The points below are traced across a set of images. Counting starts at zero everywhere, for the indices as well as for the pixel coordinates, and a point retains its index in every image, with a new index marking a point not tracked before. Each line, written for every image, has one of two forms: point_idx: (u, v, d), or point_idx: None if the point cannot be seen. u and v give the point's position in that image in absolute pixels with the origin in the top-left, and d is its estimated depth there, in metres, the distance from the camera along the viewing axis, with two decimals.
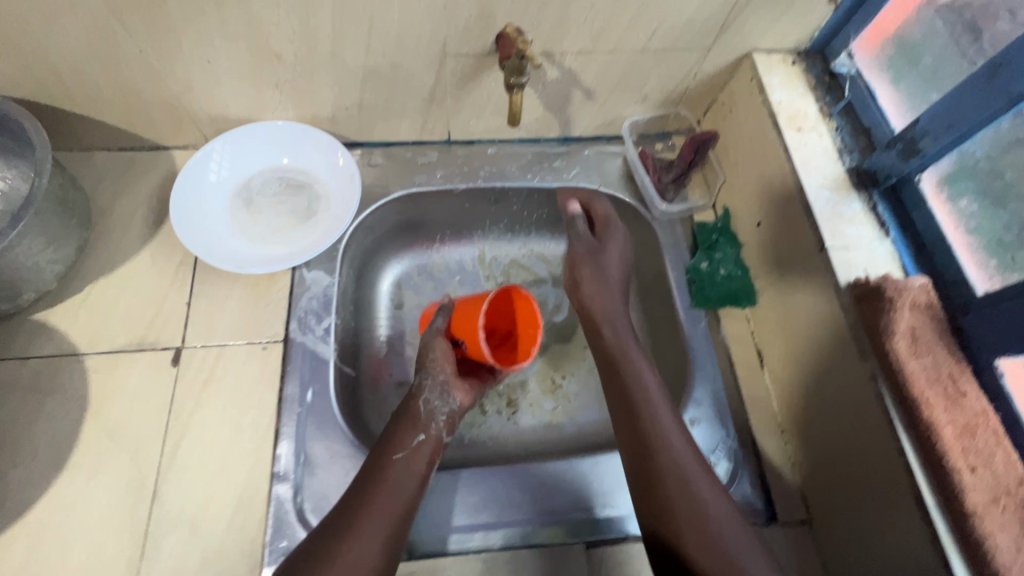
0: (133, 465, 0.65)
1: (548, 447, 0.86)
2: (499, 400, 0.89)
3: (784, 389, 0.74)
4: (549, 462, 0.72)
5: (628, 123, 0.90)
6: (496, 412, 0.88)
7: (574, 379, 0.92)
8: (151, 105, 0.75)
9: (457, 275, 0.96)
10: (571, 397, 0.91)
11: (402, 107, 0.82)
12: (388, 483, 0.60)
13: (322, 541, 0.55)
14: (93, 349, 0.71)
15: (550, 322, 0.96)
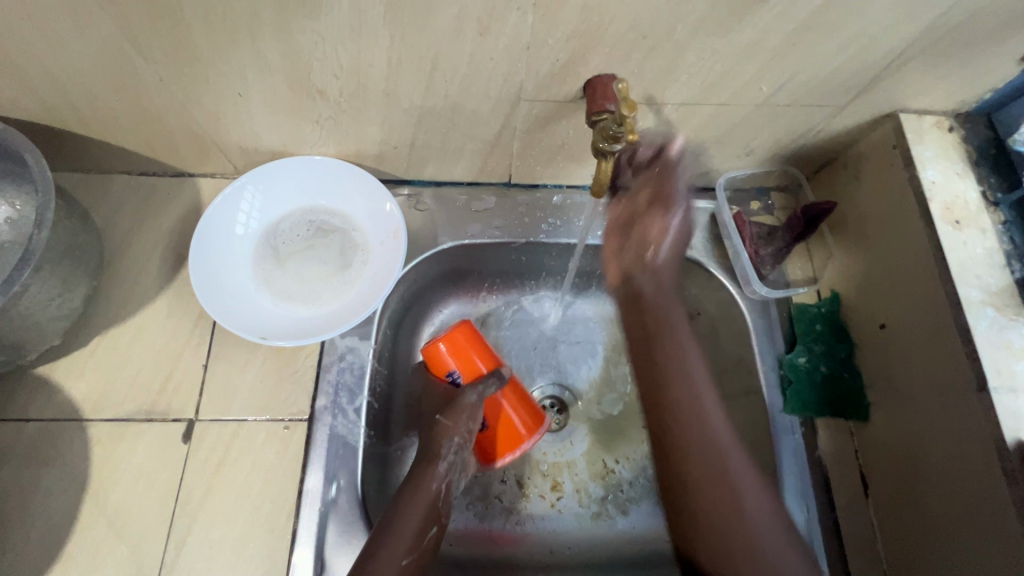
0: (134, 561, 0.57)
1: (596, 545, 0.75)
2: (543, 482, 0.79)
3: (895, 533, 0.62)
4: None
5: (724, 178, 0.76)
6: (539, 499, 0.78)
7: (630, 465, 0.80)
8: (174, 134, 0.65)
9: (506, 332, 0.84)
10: (626, 485, 0.79)
11: (460, 148, 0.69)
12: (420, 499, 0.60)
13: None
14: (98, 415, 0.63)
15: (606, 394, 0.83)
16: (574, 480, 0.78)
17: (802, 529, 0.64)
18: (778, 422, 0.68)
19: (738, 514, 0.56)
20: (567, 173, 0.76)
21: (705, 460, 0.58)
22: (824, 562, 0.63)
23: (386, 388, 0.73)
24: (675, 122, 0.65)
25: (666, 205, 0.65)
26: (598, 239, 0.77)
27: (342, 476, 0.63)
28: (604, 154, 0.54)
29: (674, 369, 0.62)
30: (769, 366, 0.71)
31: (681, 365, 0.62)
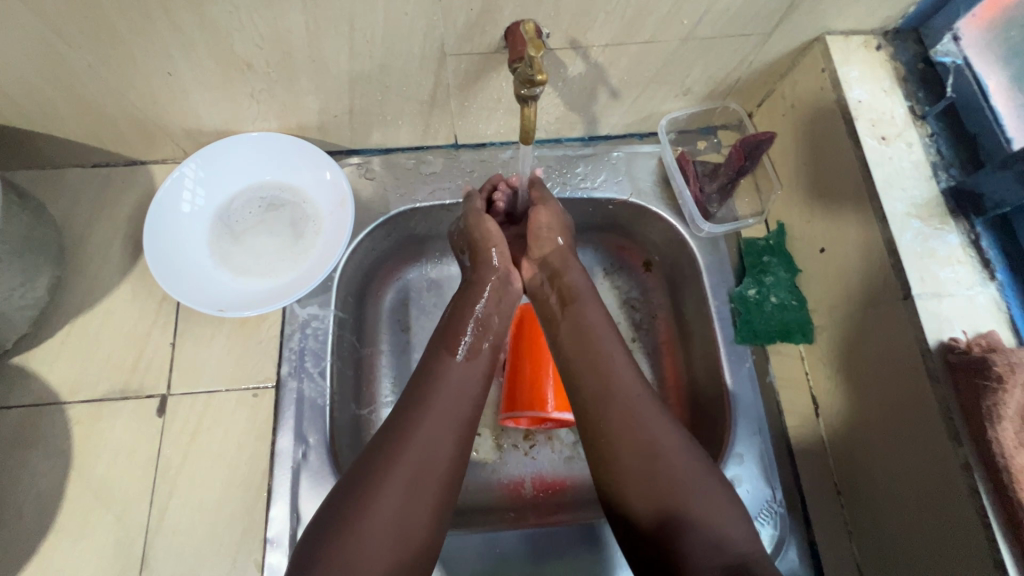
0: (122, 526, 0.61)
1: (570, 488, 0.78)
2: (516, 433, 0.81)
3: (845, 445, 0.64)
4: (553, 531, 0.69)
5: (666, 120, 0.77)
6: (511, 448, 0.80)
7: None
8: (117, 121, 0.67)
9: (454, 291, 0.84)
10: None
11: (400, 112, 0.71)
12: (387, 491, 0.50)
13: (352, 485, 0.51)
14: (74, 397, 0.66)
15: None
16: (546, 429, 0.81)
17: (757, 450, 0.67)
18: (730, 353, 0.70)
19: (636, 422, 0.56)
20: (511, 129, 0.76)
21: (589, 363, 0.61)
22: (778, 479, 0.66)
23: (352, 353, 0.75)
24: (604, 66, 0.65)
25: (546, 201, 0.72)
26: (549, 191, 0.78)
27: (312, 436, 0.65)
28: (526, 99, 0.54)
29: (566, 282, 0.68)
30: (720, 300, 0.73)
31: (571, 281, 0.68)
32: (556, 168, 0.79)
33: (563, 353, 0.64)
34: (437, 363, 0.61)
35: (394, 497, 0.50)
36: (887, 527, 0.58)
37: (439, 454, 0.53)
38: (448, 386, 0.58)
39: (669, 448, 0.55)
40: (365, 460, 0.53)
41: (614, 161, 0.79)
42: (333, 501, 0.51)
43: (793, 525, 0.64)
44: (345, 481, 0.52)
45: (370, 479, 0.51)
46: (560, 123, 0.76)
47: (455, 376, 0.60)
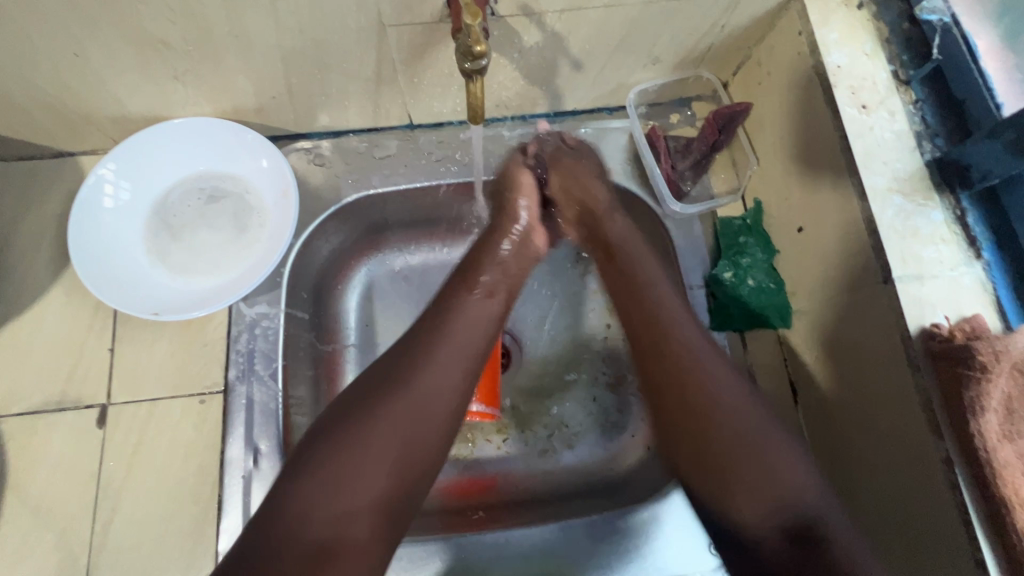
0: (64, 545, 0.58)
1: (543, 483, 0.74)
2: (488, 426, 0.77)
3: (823, 434, 0.61)
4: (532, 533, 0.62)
5: (634, 92, 0.72)
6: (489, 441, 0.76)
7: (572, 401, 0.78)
8: (29, 110, 0.61)
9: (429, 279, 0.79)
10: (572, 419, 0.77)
11: (344, 91, 0.65)
12: (383, 427, 0.45)
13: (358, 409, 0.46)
14: (7, 411, 0.62)
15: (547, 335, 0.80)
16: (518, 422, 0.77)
17: None
18: None
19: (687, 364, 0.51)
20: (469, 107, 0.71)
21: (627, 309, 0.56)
22: None
23: (309, 351, 0.71)
24: (563, 34, 0.59)
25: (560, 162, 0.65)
26: None
27: (263, 444, 0.61)
28: (470, 74, 0.48)
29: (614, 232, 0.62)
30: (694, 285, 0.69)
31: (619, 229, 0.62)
32: (519, 147, 0.74)
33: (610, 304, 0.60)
34: (454, 299, 0.55)
35: (400, 430, 0.46)
36: (867, 518, 0.56)
37: (445, 389, 0.48)
38: (462, 319, 0.53)
39: (733, 405, 0.49)
40: (359, 393, 0.48)
41: (582, 138, 0.74)
42: (325, 425, 0.46)
43: None
44: (333, 411, 0.47)
45: (363, 414, 0.46)
46: (521, 98, 0.70)
47: (468, 313, 0.54)
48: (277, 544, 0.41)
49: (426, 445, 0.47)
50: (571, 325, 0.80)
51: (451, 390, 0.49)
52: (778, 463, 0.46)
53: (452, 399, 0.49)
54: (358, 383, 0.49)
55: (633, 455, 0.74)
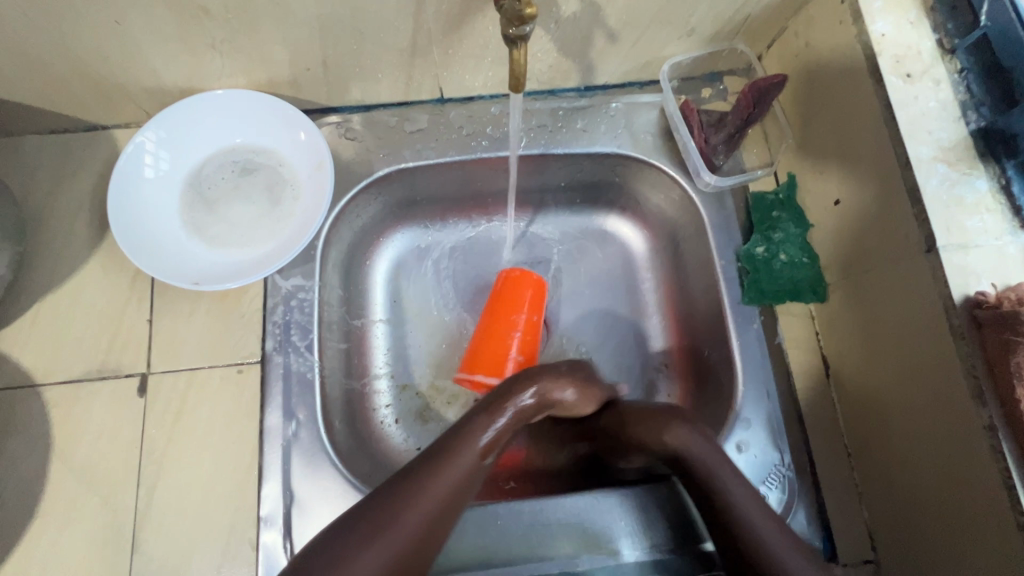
0: (109, 509, 0.59)
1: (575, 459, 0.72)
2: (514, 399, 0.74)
3: (860, 406, 0.61)
4: (561, 503, 0.63)
5: (668, 65, 0.71)
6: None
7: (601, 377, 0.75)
8: (67, 80, 0.61)
9: (460, 257, 0.80)
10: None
11: (378, 63, 0.65)
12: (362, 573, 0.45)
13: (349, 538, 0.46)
14: (50, 379, 0.63)
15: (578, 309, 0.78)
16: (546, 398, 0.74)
17: (765, 413, 0.64)
18: (737, 314, 0.67)
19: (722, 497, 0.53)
20: (500, 80, 0.71)
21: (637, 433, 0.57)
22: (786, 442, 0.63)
23: (341, 324, 0.71)
24: (601, 4, 0.59)
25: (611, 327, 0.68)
26: (543, 148, 0.72)
27: (301, 412, 0.62)
28: (515, 41, 0.48)
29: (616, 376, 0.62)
30: (727, 259, 0.69)
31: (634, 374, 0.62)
32: (550, 121, 0.73)
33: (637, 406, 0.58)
34: (461, 438, 0.52)
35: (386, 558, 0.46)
36: (906, 487, 0.56)
37: (440, 517, 0.49)
38: (459, 466, 0.51)
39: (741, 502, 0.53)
40: (336, 538, 0.46)
41: (613, 112, 0.73)
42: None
43: (803, 488, 0.62)
44: (311, 553, 0.46)
45: (337, 569, 0.45)
46: (554, 72, 0.70)
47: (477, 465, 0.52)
48: None
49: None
50: (611, 325, 0.78)
51: (429, 523, 0.48)
52: (750, 528, 0.52)
53: (428, 518, 0.48)
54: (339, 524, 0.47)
55: None
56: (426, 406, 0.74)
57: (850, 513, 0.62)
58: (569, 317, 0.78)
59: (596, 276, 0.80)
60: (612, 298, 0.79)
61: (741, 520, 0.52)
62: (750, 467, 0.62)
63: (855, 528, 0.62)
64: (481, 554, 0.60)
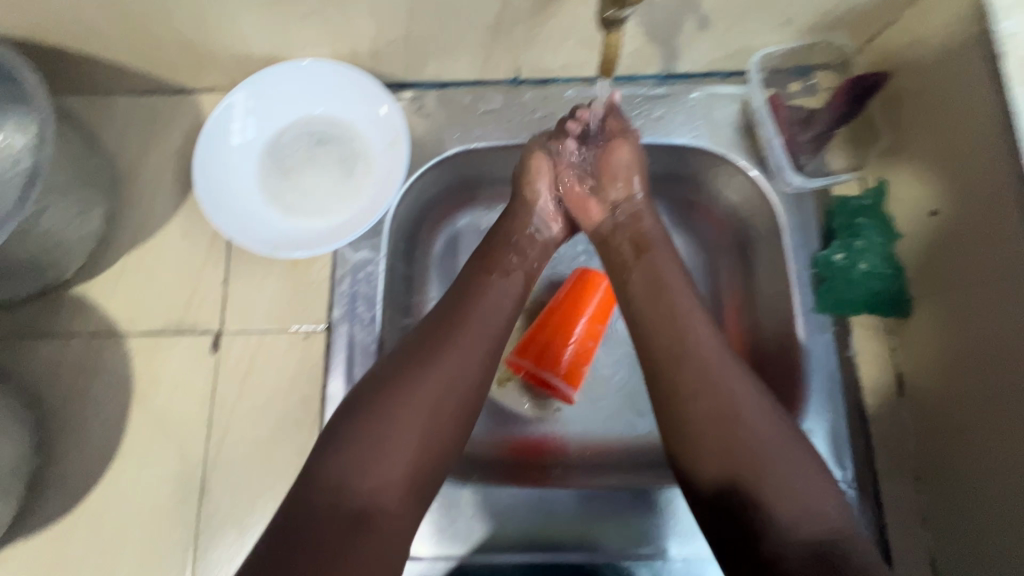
0: (182, 454, 0.63)
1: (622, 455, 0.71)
2: None
3: (937, 428, 0.59)
4: (604, 495, 0.63)
5: (757, 56, 0.67)
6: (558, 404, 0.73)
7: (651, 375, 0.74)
8: (164, 43, 0.63)
9: None
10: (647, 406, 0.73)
11: (460, 40, 0.64)
12: (413, 385, 0.49)
13: (383, 378, 0.50)
14: (133, 328, 0.66)
15: None
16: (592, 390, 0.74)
17: (829, 427, 0.62)
18: (808, 322, 0.65)
19: (734, 419, 0.49)
20: (580, 63, 0.69)
21: (655, 333, 0.55)
22: (850, 459, 0.61)
23: (402, 301, 0.72)
24: None
25: (628, 135, 0.66)
26: None
27: None
28: (612, 23, 0.47)
29: (650, 261, 0.60)
30: (802, 264, 0.66)
31: (653, 257, 0.60)
32: (626, 109, 0.71)
33: (631, 305, 0.59)
34: (475, 283, 0.58)
35: (422, 400, 0.48)
36: (983, 517, 0.53)
37: (470, 372, 0.51)
38: (484, 303, 0.56)
39: (748, 411, 0.49)
40: (390, 366, 0.51)
41: (692, 103, 0.71)
42: (359, 400, 0.49)
43: (863, 506, 0.60)
44: (368, 383, 0.50)
45: (400, 381, 0.49)
46: (636, 57, 0.68)
47: (488, 307, 0.56)
48: (318, 510, 0.44)
49: (449, 416, 0.49)
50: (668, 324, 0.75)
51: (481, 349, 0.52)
52: (769, 459, 0.47)
53: (477, 366, 0.52)
54: (391, 357, 0.52)
55: None
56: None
57: (912, 538, 0.60)
58: None
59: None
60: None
61: (718, 401, 0.50)
62: None
63: (916, 554, 0.59)
64: (524, 537, 0.61)
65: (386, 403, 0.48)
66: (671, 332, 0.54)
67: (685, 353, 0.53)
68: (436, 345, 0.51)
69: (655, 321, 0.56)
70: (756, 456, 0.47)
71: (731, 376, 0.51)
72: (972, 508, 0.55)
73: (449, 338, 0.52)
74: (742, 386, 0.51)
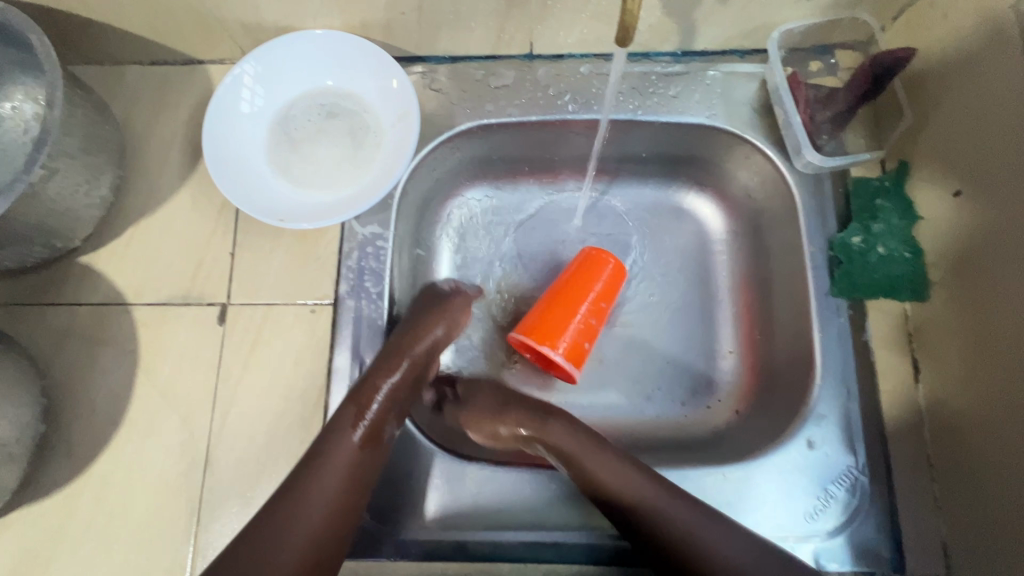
0: (186, 426, 0.63)
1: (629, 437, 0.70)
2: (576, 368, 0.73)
3: (954, 415, 0.57)
4: None
5: (778, 33, 0.66)
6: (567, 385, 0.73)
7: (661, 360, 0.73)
8: (175, 10, 0.62)
9: (530, 223, 0.78)
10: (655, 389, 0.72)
11: (473, 11, 0.63)
12: (285, 536, 0.49)
13: (266, 527, 0.49)
14: (139, 300, 0.66)
15: (645, 287, 0.76)
16: (602, 373, 0.73)
17: (842, 412, 0.61)
18: (822, 306, 0.63)
19: (658, 508, 0.51)
20: (595, 38, 0.67)
21: (587, 449, 0.56)
22: (862, 445, 0.60)
23: (411, 278, 0.72)
24: None
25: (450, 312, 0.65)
26: (631, 114, 0.69)
27: (368, 357, 0.63)
28: None
29: (554, 438, 0.58)
30: (818, 247, 0.65)
31: (556, 437, 0.58)
32: (640, 87, 0.70)
33: (545, 438, 0.59)
34: (330, 441, 0.55)
35: (297, 530, 0.50)
36: (999, 505, 0.52)
37: (326, 483, 0.52)
38: (330, 467, 0.53)
39: (691, 523, 0.50)
40: (269, 514, 0.50)
41: (709, 81, 0.69)
42: (226, 554, 0.48)
43: (875, 493, 0.59)
44: (237, 540, 0.49)
45: (275, 532, 0.49)
46: (652, 33, 0.66)
47: (345, 463, 0.54)
48: None
49: (325, 534, 0.51)
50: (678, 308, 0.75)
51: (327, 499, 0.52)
52: (707, 544, 0.49)
53: (344, 478, 0.53)
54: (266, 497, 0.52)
55: (713, 418, 0.70)
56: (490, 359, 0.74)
57: (925, 527, 0.58)
58: (636, 289, 0.76)
59: (674, 252, 0.77)
60: (684, 276, 0.76)
61: (665, 527, 0.50)
62: (819, 464, 0.60)
63: (928, 543, 0.58)
64: (529, 516, 0.61)
65: (268, 550, 0.48)
66: (602, 459, 0.55)
67: (600, 474, 0.54)
68: (299, 472, 0.53)
69: (581, 469, 0.55)
70: (698, 564, 0.48)
71: (636, 485, 0.53)
72: (988, 496, 0.53)
73: (313, 466, 0.53)
74: (654, 499, 0.52)
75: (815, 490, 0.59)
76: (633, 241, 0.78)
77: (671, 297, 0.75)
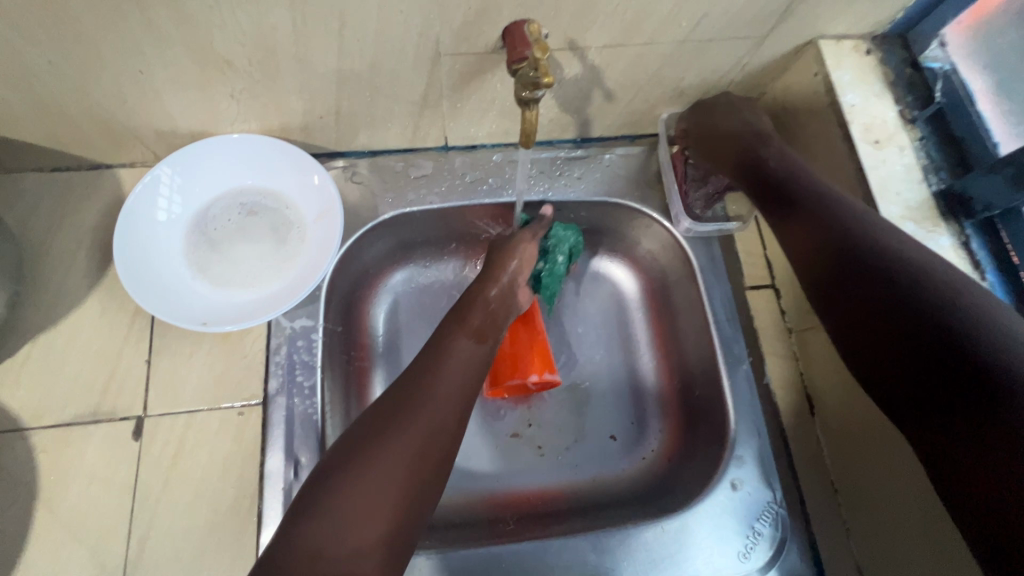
0: (98, 557, 0.57)
1: (585, 498, 0.73)
2: (529, 433, 0.76)
3: (842, 440, 0.66)
4: (561, 542, 0.63)
5: (665, 119, 0.76)
6: (523, 445, 0.76)
7: (617, 425, 0.77)
8: (80, 122, 0.61)
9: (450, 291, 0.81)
10: (597, 448, 0.76)
11: (389, 113, 0.67)
12: (424, 412, 0.52)
13: (367, 431, 0.51)
14: (38, 423, 0.61)
15: (589, 353, 0.81)
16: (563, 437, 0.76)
17: (756, 452, 0.67)
18: (727, 356, 0.71)
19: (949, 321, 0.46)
20: (504, 130, 0.74)
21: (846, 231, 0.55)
22: (778, 480, 0.66)
23: (345, 364, 0.71)
24: (601, 68, 0.64)
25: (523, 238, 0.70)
26: (542, 195, 0.76)
27: (303, 455, 0.61)
28: (527, 103, 0.52)
29: (832, 227, 0.56)
30: (716, 302, 0.73)
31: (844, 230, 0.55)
32: (549, 169, 0.77)
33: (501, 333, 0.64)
34: (456, 331, 0.60)
35: (395, 426, 0.50)
36: (892, 517, 0.60)
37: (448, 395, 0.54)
38: (454, 365, 0.56)
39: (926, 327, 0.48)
40: (379, 414, 0.52)
41: (608, 163, 0.78)
42: (346, 452, 0.49)
43: (793, 524, 0.65)
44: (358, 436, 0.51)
45: (388, 424, 0.51)
46: (554, 125, 0.74)
47: (456, 367, 0.56)
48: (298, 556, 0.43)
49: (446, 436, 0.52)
50: (613, 372, 0.80)
51: (454, 406, 0.54)
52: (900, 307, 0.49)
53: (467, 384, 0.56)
54: (373, 412, 0.53)
55: (648, 470, 0.74)
56: (512, 410, 0.77)
57: (839, 548, 0.65)
58: (589, 355, 0.81)
59: (602, 314, 0.83)
60: (610, 333, 0.82)
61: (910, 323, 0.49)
62: (743, 504, 0.65)
63: (844, 563, 0.65)
64: None
65: (375, 452, 0.49)
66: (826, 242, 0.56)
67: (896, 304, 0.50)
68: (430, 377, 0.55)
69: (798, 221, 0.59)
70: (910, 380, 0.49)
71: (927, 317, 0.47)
72: (886, 513, 0.61)
73: (437, 379, 0.55)
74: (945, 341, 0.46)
75: (743, 531, 0.64)
76: (561, 305, 0.83)
77: (611, 358, 0.80)
